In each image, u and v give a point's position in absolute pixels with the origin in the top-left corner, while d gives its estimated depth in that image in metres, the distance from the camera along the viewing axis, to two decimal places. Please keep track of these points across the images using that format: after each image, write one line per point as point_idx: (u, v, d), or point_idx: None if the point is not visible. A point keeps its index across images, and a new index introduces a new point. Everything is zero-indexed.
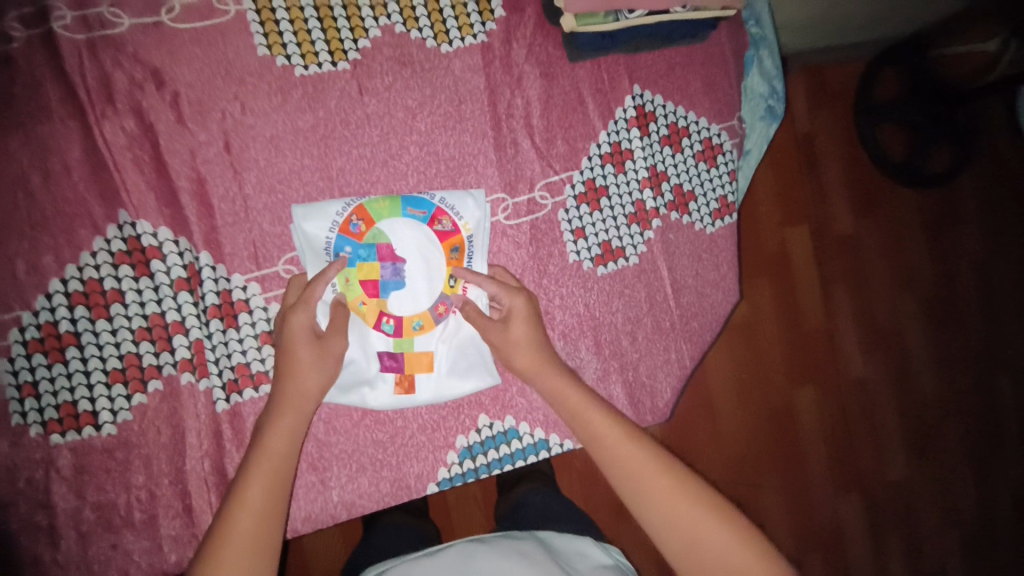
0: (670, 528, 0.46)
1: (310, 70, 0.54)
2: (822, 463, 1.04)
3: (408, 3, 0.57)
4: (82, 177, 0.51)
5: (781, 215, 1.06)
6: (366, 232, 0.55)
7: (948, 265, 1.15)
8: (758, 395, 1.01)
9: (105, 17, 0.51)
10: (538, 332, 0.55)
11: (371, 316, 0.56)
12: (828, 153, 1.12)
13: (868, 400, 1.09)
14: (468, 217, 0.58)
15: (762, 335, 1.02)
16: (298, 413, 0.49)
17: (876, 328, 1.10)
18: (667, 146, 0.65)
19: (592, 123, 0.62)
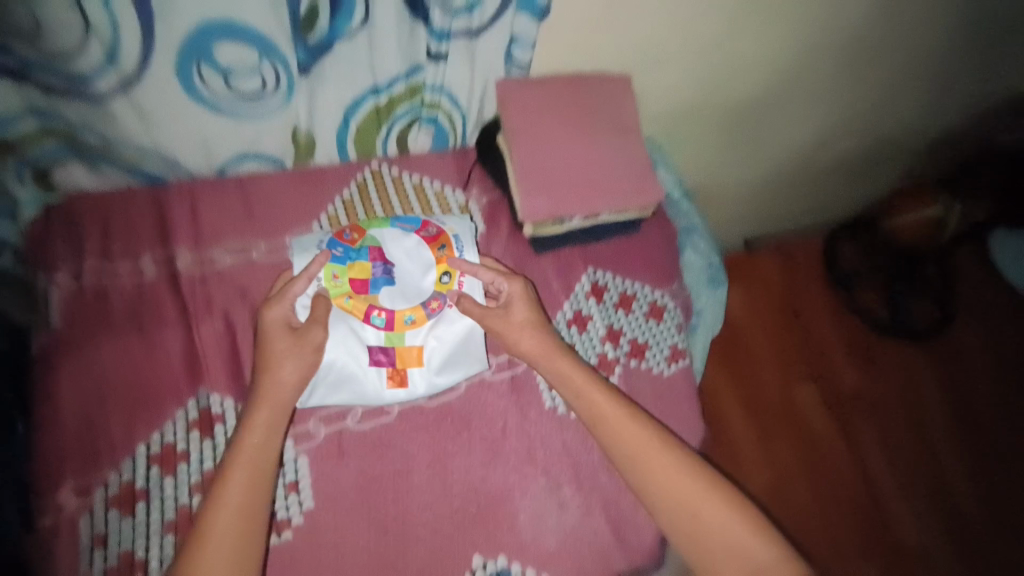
0: (664, 488, 0.62)
1: None
2: (841, 488, 1.37)
3: None
4: (177, 364, 0.68)
5: (771, 320, 1.55)
6: (358, 239, 0.71)
7: (919, 352, 1.54)
8: (776, 437, 1.42)
9: (215, 256, 0.74)
10: (535, 312, 0.71)
11: (362, 310, 0.69)
12: (808, 289, 1.59)
13: (874, 445, 1.43)
14: (451, 224, 0.75)
15: (772, 397, 1.47)
16: (276, 408, 0.62)
17: (867, 394, 1.48)
18: (619, 308, 0.82)
19: (556, 298, 0.81)
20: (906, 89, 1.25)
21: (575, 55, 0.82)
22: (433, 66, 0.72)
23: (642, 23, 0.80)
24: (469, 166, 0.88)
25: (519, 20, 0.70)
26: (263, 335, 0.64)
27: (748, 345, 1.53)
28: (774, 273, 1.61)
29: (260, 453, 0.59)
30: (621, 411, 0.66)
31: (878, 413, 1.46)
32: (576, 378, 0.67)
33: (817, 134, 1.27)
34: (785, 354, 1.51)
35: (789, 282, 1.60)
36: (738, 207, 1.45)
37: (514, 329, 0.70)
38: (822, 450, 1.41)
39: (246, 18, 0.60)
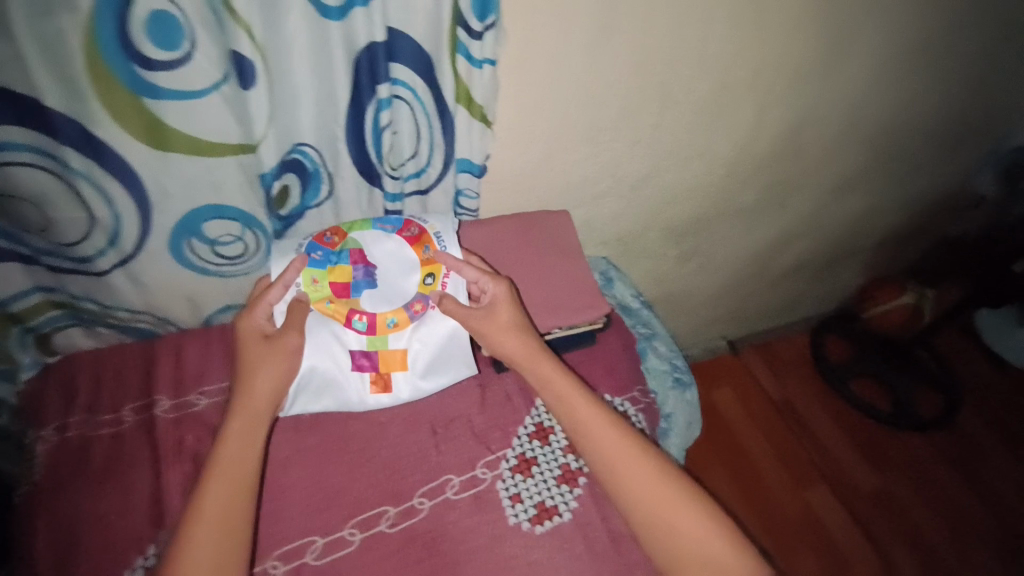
0: (640, 491, 0.69)
1: None
2: (849, 545, 1.45)
3: None
4: (145, 508, 0.71)
5: (739, 399, 1.71)
6: (338, 242, 0.77)
7: (902, 437, 1.66)
8: (775, 507, 1.50)
9: (190, 401, 0.81)
10: (514, 316, 0.78)
11: (344, 313, 0.75)
12: (794, 390, 1.75)
13: (874, 504, 1.53)
14: (433, 223, 0.80)
15: (757, 465, 1.57)
16: (251, 423, 0.69)
17: (850, 457, 1.61)
18: None
19: (519, 411, 0.82)
20: (841, 202, 1.37)
21: (521, 198, 0.94)
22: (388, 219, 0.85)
23: (575, 171, 0.93)
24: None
25: (461, 177, 0.84)
26: (242, 343, 0.72)
27: (728, 421, 1.65)
28: (771, 389, 1.74)
29: (239, 463, 0.66)
30: (598, 418, 0.73)
31: (876, 491, 1.55)
32: (556, 383, 0.75)
33: (765, 243, 1.38)
34: (777, 442, 1.62)
35: (747, 372, 1.77)
36: (705, 316, 1.60)
37: (499, 330, 0.77)
38: (833, 537, 1.46)
39: (234, 204, 0.73)
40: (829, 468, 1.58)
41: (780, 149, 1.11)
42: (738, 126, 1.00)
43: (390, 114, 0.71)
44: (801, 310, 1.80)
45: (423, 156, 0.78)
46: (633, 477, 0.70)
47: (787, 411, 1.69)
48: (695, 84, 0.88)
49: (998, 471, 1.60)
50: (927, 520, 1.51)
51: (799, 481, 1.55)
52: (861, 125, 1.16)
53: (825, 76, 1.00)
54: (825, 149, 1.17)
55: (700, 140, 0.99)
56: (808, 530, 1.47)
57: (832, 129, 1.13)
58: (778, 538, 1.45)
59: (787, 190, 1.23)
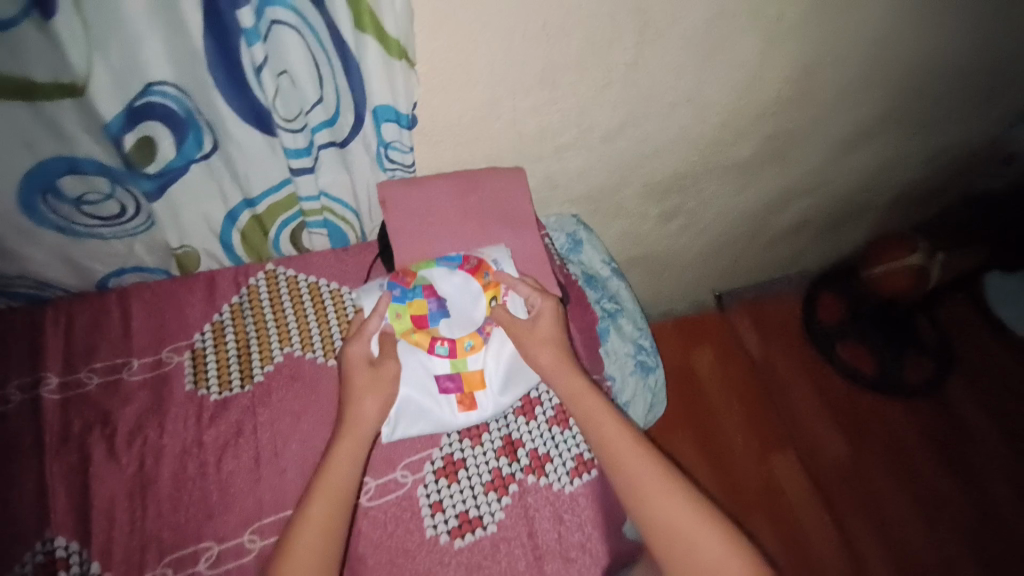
0: (666, 518, 0.63)
1: (222, 392, 0.73)
2: (808, 514, 1.43)
3: (306, 332, 0.79)
4: (27, 503, 0.65)
5: (714, 357, 1.64)
6: (412, 280, 0.73)
7: (884, 407, 1.60)
8: (736, 471, 1.47)
9: (79, 379, 0.72)
10: (557, 333, 0.73)
11: (426, 342, 0.71)
12: (777, 351, 1.68)
13: (842, 475, 1.50)
14: (488, 252, 0.76)
15: (724, 427, 1.53)
16: (353, 449, 0.64)
17: (826, 426, 1.57)
18: (521, 416, 0.75)
19: None
20: (852, 157, 1.19)
21: (465, 149, 0.78)
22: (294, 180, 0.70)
23: (529, 121, 0.77)
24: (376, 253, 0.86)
25: (385, 129, 0.68)
26: (345, 372, 0.68)
27: (701, 381, 1.59)
28: (751, 347, 1.68)
29: (340, 473, 0.63)
30: (620, 432, 0.68)
31: (843, 460, 1.52)
32: (584, 398, 0.70)
33: (761, 202, 1.23)
34: (749, 404, 1.57)
35: (730, 331, 1.69)
36: (691, 275, 1.49)
37: (537, 341, 0.72)
38: (793, 507, 1.44)
39: (89, 155, 0.60)
40: (799, 436, 1.54)
41: (789, 96, 0.92)
42: (740, 66, 0.82)
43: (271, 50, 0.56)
44: (796, 265, 1.67)
45: (330, 101, 0.63)
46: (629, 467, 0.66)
47: (764, 375, 1.63)
48: (687, 12, 0.69)
49: (975, 443, 1.56)
50: (895, 497, 1.48)
51: (766, 447, 1.51)
52: (890, 66, 0.96)
53: (855, 5, 0.80)
54: (842, 94, 0.97)
55: (689, 84, 0.81)
56: (772, 496, 1.44)
57: (852, 73, 0.93)
58: (734, 500, 1.43)
59: (792, 143, 1.05)
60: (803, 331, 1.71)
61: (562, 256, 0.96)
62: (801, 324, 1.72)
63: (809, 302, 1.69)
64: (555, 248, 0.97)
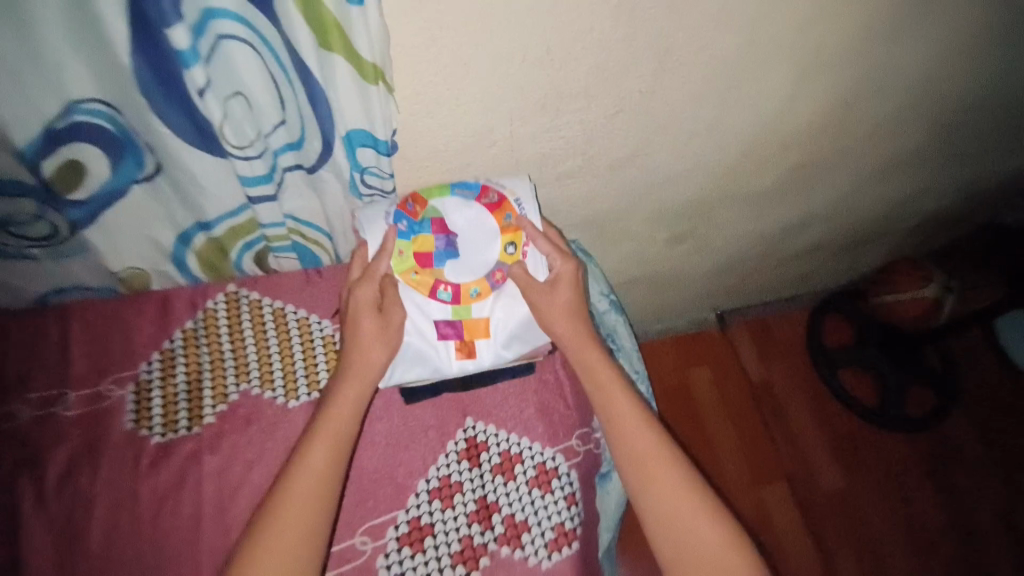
0: (669, 508, 0.61)
1: (167, 435, 0.67)
2: (800, 542, 1.37)
3: (267, 368, 0.72)
4: None
5: (711, 374, 1.54)
6: (420, 211, 0.65)
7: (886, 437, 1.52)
8: (730, 493, 1.40)
9: (8, 412, 0.66)
10: (579, 301, 0.68)
11: (428, 285, 0.65)
12: (780, 372, 1.59)
13: (839, 504, 1.43)
14: (511, 188, 0.68)
15: (721, 447, 1.45)
16: (336, 434, 0.60)
17: (828, 448, 1.50)
18: (499, 475, 0.69)
19: (422, 459, 0.68)
20: (880, 187, 1.10)
21: (453, 175, 0.69)
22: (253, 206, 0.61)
23: (530, 148, 0.68)
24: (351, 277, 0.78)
25: (360, 154, 0.60)
26: (353, 311, 0.63)
27: (697, 398, 1.51)
28: (751, 367, 1.59)
29: (343, 423, 0.61)
30: (633, 414, 0.66)
31: (837, 492, 1.45)
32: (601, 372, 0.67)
33: (776, 226, 1.13)
34: (746, 431, 1.48)
35: (729, 348, 1.59)
36: (693, 292, 1.39)
37: (555, 313, 0.66)
38: (780, 537, 1.37)
39: (9, 176, 0.52)
40: (796, 466, 1.47)
41: (818, 129, 0.83)
42: (768, 97, 0.73)
43: (218, 71, 0.47)
44: (806, 284, 1.57)
45: (294, 123, 0.54)
46: (642, 465, 0.63)
47: (766, 393, 1.56)
48: (714, 38, 0.60)
49: (971, 481, 1.46)
50: (888, 532, 1.40)
51: (758, 478, 1.43)
52: (936, 94, 0.86)
53: (897, 44, 0.71)
54: (874, 132, 0.90)
55: (709, 115, 0.72)
56: (761, 526, 1.37)
57: (887, 111, 0.85)
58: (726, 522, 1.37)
59: (817, 173, 0.96)
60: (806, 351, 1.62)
61: None
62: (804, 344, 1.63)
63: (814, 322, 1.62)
64: None
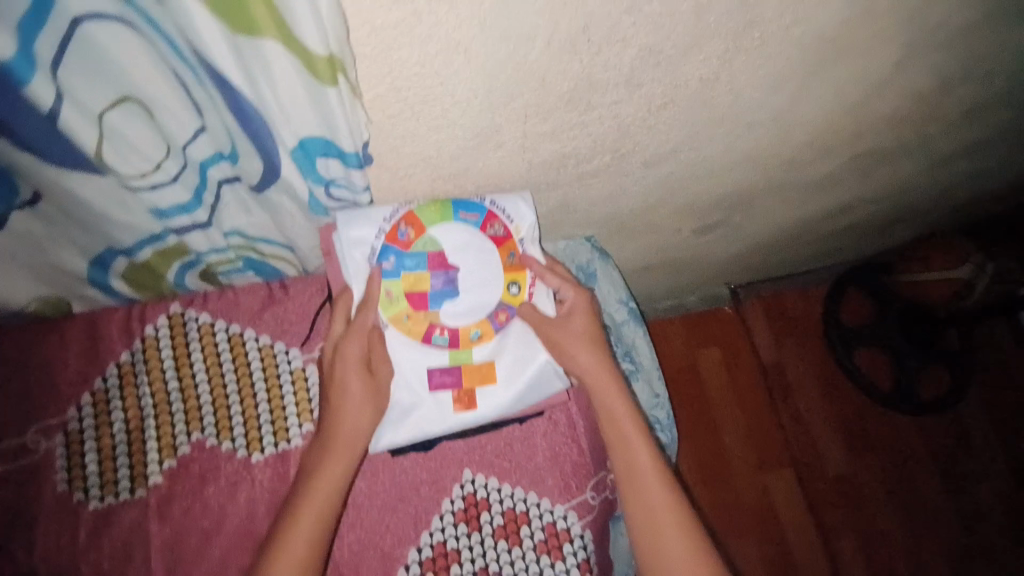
0: None
1: (105, 500, 0.57)
2: (806, 536, 1.23)
3: (224, 412, 0.59)
4: None
5: (722, 355, 1.37)
6: (415, 241, 0.54)
7: (914, 426, 1.33)
8: (733, 484, 1.27)
9: None
10: (597, 329, 0.57)
11: (422, 330, 0.54)
12: (790, 350, 1.38)
13: (855, 495, 1.27)
14: (520, 222, 0.56)
15: (725, 433, 1.31)
16: (306, 542, 0.49)
17: (846, 433, 1.32)
18: (502, 541, 0.59)
19: (412, 523, 0.59)
20: (948, 169, 0.93)
21: (448, 181, 0.54)
22: (180, 235, 0.51)
23: (547, 149, 0.52)
24: (325, 294, 0.63)
25: (322, 166, 0.45)
26: (336, 367, 0.52)
27: (704, 383, 1.35)
28: (762, 347, 1.39)
29: (326, 499, 0.50)
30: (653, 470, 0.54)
31: (847, 477, 1.28)
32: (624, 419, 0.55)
33: (819, 210, 0.97)
34: (751, 414, 1.33)
35: (740, 323, 1.40)
36: (712, 271, 1.22)
37: (574, 341, 0.56)
38: (784, 527, 1.24)
39: None
40: (803, 449, 1.30)
41: (905, 114, 0.67)
42: (857, 80, 0.56)
43: (80, 74, 0.35)
44: (840, 257, 1.36)
45: (219, 132, 0.42)
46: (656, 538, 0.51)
47: (777, 375, 1.36)
48: (813, 9, 0.43)
49: (983, 470, 1.29)
50: (898, 527, 1.25)
51: (763, 464, 1.29)
52: None
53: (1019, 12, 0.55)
54: (956, 120, 0.74)
55: (777, 106, 0.56)
56: (759, 516, 1.25)
57: (980, 95, 0.69)
58: (723, 520, 1.24)
59: (884, 159, 0.80)
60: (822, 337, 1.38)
61: None
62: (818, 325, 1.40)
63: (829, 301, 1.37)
64: None
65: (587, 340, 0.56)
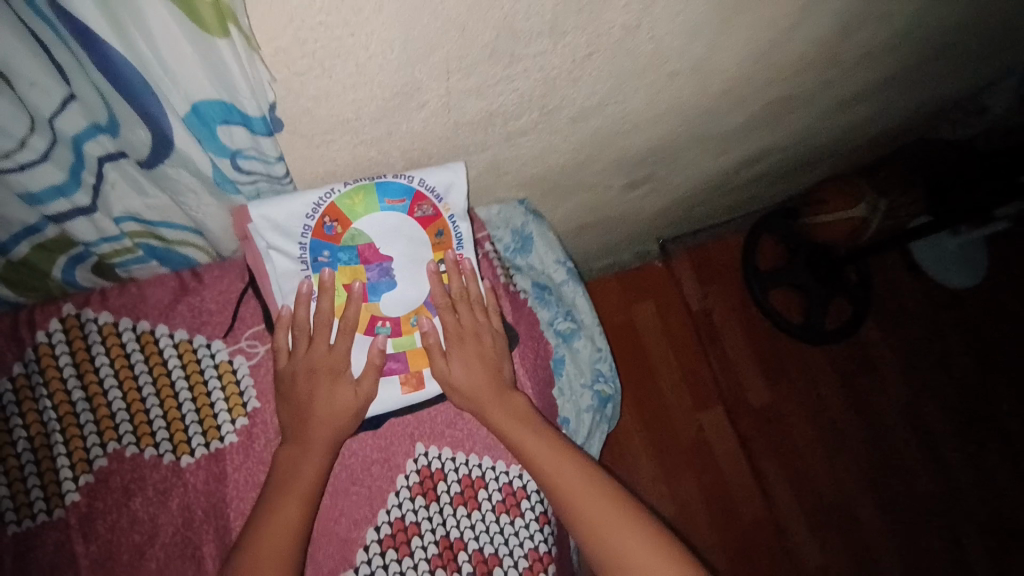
0: (603, 540, 0.51)
1: (24, 524, 0.51)
2: (738, 466, 1.35)
3: (142, 417, 0.54)
4: None
5: (655, 309, 1.44)
6: (342, 233, 0.51)
7: (825, 355, 1.47)
8: (675, 427, 1.35)
9: None
10: (484, 372, 0.56)
11: (364, 322, 0.53)
12: (718, 300, 1.47)
13: (779, 422, 1.40)
14: (451, 199, 0.53)
15: (664, 382, 1.39)
16: (279, 558, 0.47)
17: (769, 367, 1.44)
18: (460, 507, 0.59)
19: (368, 504, 0.57)
20: (845, 114, 1.00)
21: (370, 148, 0.49)
22: (60, 223, 0.45)
23: (472, 106, 0.49)
24: (245, 280, 0.58)
25: (226, 135, 0.40)
26: (315, 366, 0.51)
27: (640, 337, 1.41)
28: (691, 298, 1.46)
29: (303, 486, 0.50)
30: (537, 439, 0.55)
31: (770, 409, 1.40)
32: (497, 412, 0.56)
33: (734, 161, 1.02)
34: (684, 361, 1.41)
35: (669, 277, 1.47)
36: (639, 229, 1.26)
37: (457, 384, 0.55)
38: (720, 460, 1.34)
39: None
40: (733, 388, 1.40)
41: (809, 61, 0.70)
42: (767, 26, 0.58)
43: None
44: (755, 206, 1.44)
45: (94, 101, 0.36)
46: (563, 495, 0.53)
47: (707, 322, 1.45)
48: None
49: (885, 388, 1.45)
50: (814, 444, 1.39)
51: (700, 405, 1.38)
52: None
53: None
54: (851, 66, 0.79)
55: (696, 53, 0.56)
56: (695, 454, 1.34)
57: (874, 39, 0.73)
58: (666, 460, 1.33)
59: (791, 107, 0.84)
60: (742, 277, 1.48)
61: (507, 262, 0.75)
62: (739, 271, 1.50)
63: (747, 246, 1.46)
64: (499, 250, 0.76)
65: (473, 384, 0.55)
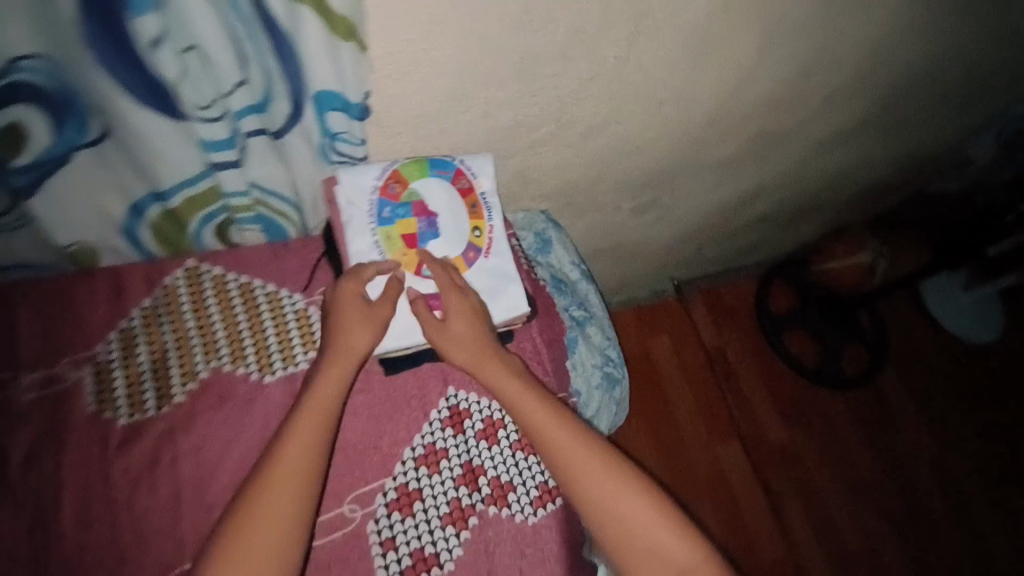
0: (583, 481, 0.61)
1: (136, 416, 0.64)
2: (753, 497, 1.37)
3: (238, 342, 0.69)
4: None
5: (672, 343, 1.52)
6: (401, 193, 0.67)
7: (840, 394, 1.51)
8: (690, 453, 1.39)
9: None
10: (475, 330, 0.66)
11: (414, 264, 0.67)
12: (732, 337, 1.55)
13: (795, 456, 1.43)
14: (483, 178, 0.70)
15: (680, 410, 1.44)
16: (306, 454, 0.56)
17: (783, 403, 1.48)
18: (483, 441, 0.70)
19: (406, 430, 0.69)
20: (830, 156, 1.14)
21: (427, 143, 0.68)
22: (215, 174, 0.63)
23: (504, 114, 0.67)
24: (320, 251, 0.74)
25: (330, 119, 0.59)
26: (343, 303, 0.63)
27: (656, 367, 1.49)
28: (705, 333, 1.55)
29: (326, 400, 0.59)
30: (526, 394, 0.65)
31: (785, 445, 1.44)
32: (489, 369, 0.65)
33: (732, 197, 1.16)
34: (699, 391, 1.47)
35: (684, 312, 1.56)
36: (654, 263, 1.39)
37: (448, 341, 0.65)
38: (735, 490, 1.37)
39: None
40: (747, 421, 1.45)
41: (778, 99, 0.87)
42: (734, 66, 0.75)
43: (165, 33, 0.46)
44: (765, 251, 1.55)
45: (257, 81, 0.53)
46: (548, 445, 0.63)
47: (722, 358, 1.52)
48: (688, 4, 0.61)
49: (902, 429, 1.47)
50: (830, 481, 1.41)
51: (715, 435, 1.42)
52: (886, 57, 0.89)
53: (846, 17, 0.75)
54: (819, 110, 0.95)
55: (677, 85, 0.74)
56: (710, 482, 1.37)
57: (834, 86, 0.90)
58: (681, 485, 1.36)
59: (773, 144, 1.00)
60: (755, 319, 1.57)
61: (531, 257, 0.89)
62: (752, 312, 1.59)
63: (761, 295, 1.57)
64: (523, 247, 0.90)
65: (461, 342, 0.65)
